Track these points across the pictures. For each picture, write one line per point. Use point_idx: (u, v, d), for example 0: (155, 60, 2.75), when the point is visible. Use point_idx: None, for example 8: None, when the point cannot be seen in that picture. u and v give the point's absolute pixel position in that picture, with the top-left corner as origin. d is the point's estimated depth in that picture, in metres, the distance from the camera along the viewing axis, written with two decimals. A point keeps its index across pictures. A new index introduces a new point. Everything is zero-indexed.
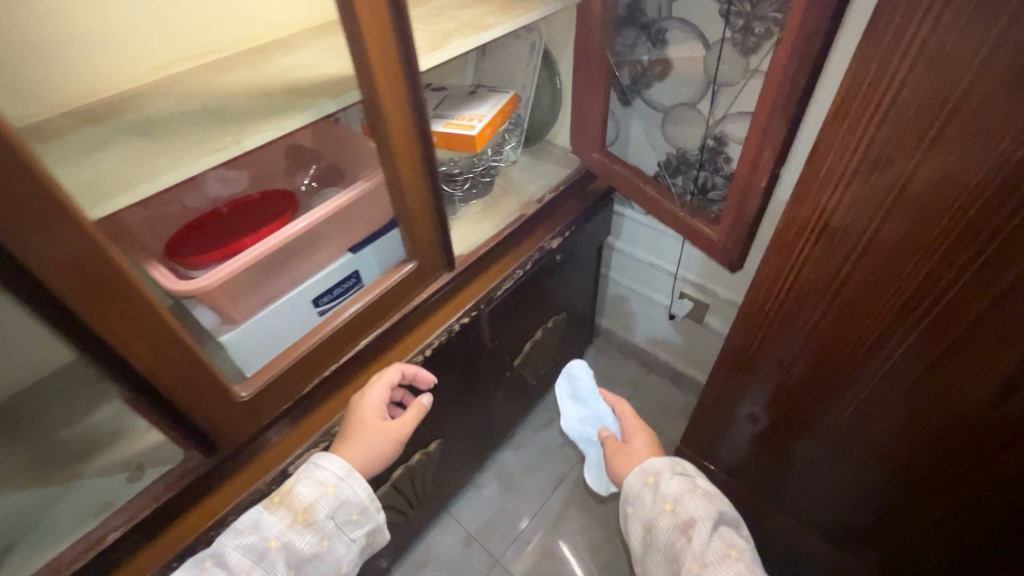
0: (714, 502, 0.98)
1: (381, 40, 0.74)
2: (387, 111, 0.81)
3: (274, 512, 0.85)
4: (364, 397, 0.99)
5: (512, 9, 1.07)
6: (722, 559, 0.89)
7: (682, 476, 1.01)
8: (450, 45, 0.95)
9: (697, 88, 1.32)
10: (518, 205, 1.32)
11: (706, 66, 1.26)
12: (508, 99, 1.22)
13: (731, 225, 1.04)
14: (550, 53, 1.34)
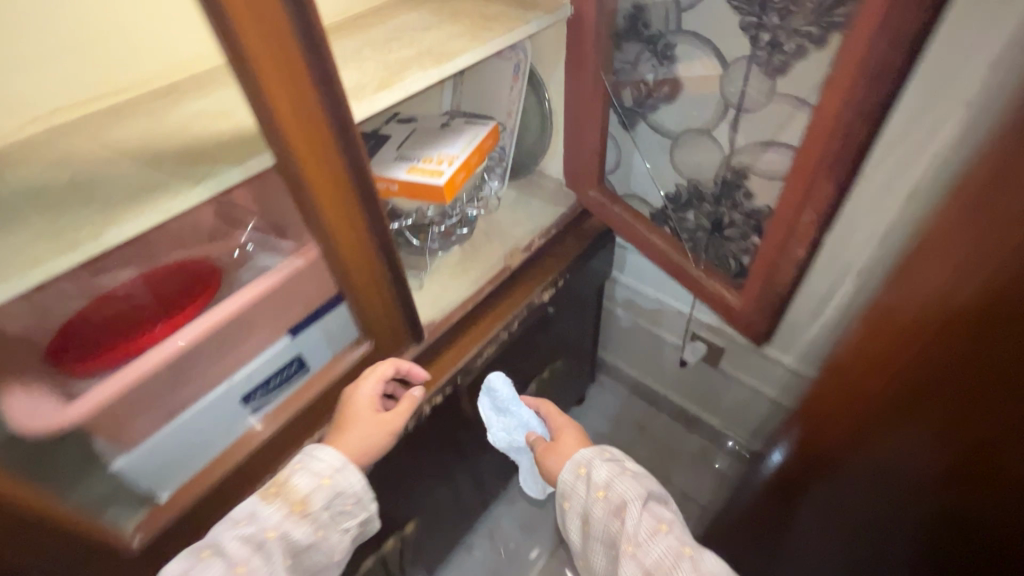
0: (646, 481, 0.86)
1: (294, 89, 0.56)
2: (312, 177, 0.63)
3: (271, 503, 0.74)
4: (354, 389, 0.85)
5: (486, 29, 0.88)
6: (658, 540, 0.76)
7: (609, 458, 0.89)
8: (404, 80, 0.75)
9: (712, 113, 1.11)
10: (502, 254, 1.12)
11: (723, 87, 1.06)
12: (487, 133, 1.03)
13: (759, 293, 0.83)
14: (539, 75, 1.14)
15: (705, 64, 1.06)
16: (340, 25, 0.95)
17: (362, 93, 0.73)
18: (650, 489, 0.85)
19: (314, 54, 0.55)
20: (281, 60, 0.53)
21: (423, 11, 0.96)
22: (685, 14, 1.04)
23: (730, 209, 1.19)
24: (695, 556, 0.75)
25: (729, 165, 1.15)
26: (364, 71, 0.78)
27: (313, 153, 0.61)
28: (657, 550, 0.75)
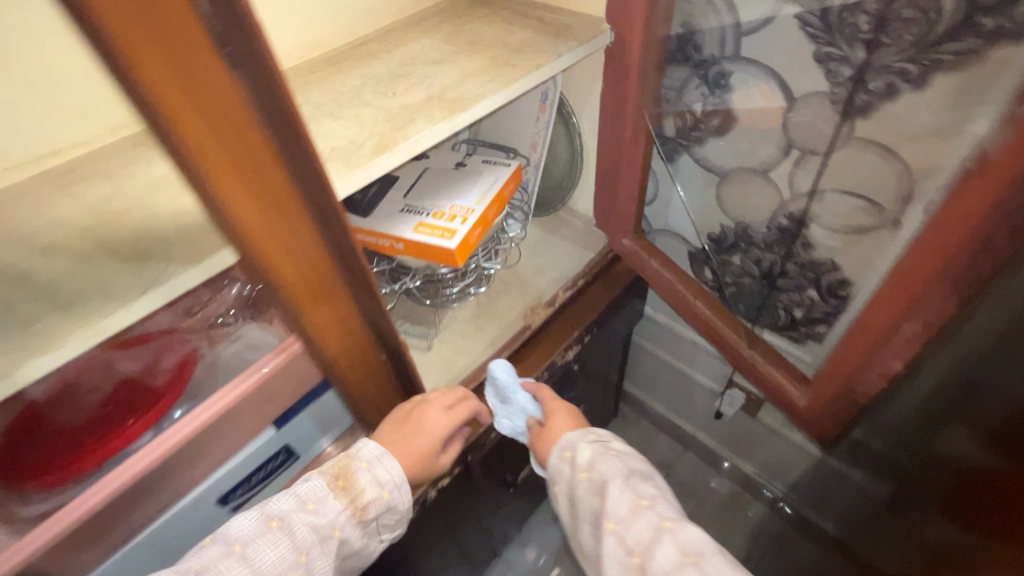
0: (634, 456, 0.76)
1: (255, 181, 0.43)
2: (284, 276, 0.50)
3: (339, 497, 0.69)
4: (438, 411, 0.80)
5: (508, 65, 0.74)
6: (640, 515, 0.66)
7: (592, 436, 0.79)
8: (406, 138, 0.62)
9: (770, 154, 0.95)
10: (521, 310, 0.99)
11: (786, 126, 0.89)
12: (507, 179, 0.89)
13: (829, 397, 0.71)
14: (569, 105, 0.99)
15: (765, 99, 0.89)
16: (340, 56, 0.82)
17: (355, 158, 0.60)
18: (638, 465, 0.74)
19: (282, 135, 0.42)
20: (235, 150, 0.40)
21: (436, 39, 0.82)
22: (745, 38, 0.87)
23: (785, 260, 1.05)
24: (683, 532, 0.63)
25: (788, 212, 0.99)
26: (361, 124, 0.65)
27: (288, 249, 0.49)
28: (638, 528, 0.65)
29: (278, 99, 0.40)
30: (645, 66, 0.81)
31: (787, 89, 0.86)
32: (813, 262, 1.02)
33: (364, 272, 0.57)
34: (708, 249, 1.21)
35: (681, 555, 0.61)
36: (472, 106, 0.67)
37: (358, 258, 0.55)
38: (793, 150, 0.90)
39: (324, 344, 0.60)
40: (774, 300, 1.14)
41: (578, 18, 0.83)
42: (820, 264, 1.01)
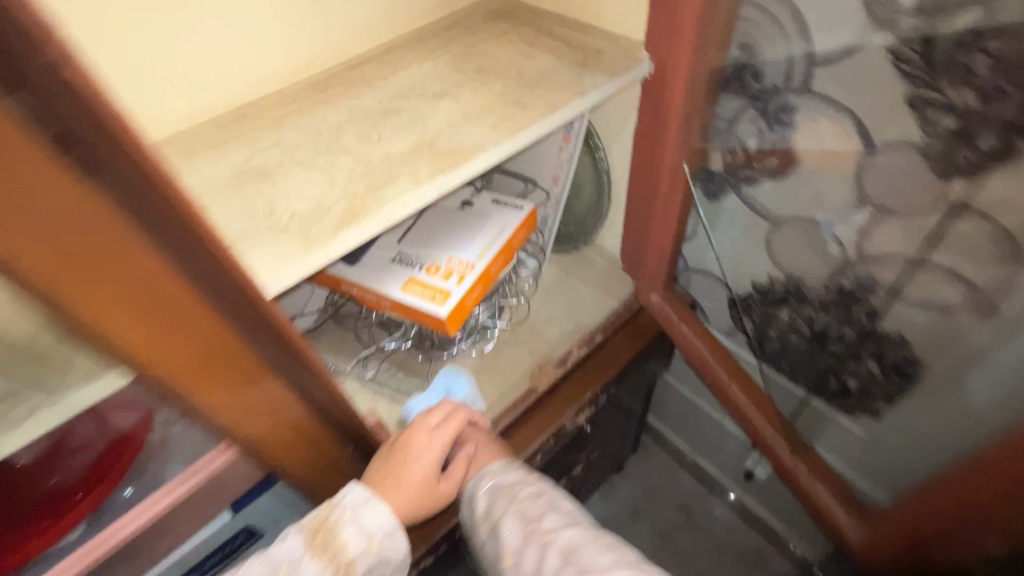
0: (523, 483, 0.71)
1: (170, 322, 0.36)
2: (218, 403, 0.43)
3: (314, 558, 0.55)
4: (424, 433, 0.69)
5: (519, 103, 0.61)
6: (539, 551, 0.65)
7: (485, 480, 0.72)
8: (380, 205, 0.51)
9: (838, 207, 0.78)
10: (528, 368, 0.87)
11: (856, 180, 0.74)
12: (518, 226, 0.77)
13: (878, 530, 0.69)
14: (596, 136, 0.85)
15: (836, 142, 0.73)
16: (329, 81, 0.71)
17: (315, 231, 0.49)
18: (526, 493, 0.70)
19: (193, 268, 0.34)
20: (134, 298, 0.33)
21: (440, 63, 0.70)
22: (817, 69, 0.70)
23: (841, 321, 0.90)
24: (579, 555, 0.63)
25: (848, 273, 0.83)
26: (332, 180, 0.54)
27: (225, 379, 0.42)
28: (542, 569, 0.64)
29: (174, 226, 0.31)
30: (692, 96, 0.67)
31: (866, 135, 0.69)
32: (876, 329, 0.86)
33: (325, 377, 0.49)
34: (753, 299, 1.03)
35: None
36: (467, 161, 0.55)
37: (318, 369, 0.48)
38: (867, 206, 0.74)
39: (278, 450, 0.53)
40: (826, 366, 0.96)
41: (612, 41, 0.70)
42: (888, 338, 0.84)
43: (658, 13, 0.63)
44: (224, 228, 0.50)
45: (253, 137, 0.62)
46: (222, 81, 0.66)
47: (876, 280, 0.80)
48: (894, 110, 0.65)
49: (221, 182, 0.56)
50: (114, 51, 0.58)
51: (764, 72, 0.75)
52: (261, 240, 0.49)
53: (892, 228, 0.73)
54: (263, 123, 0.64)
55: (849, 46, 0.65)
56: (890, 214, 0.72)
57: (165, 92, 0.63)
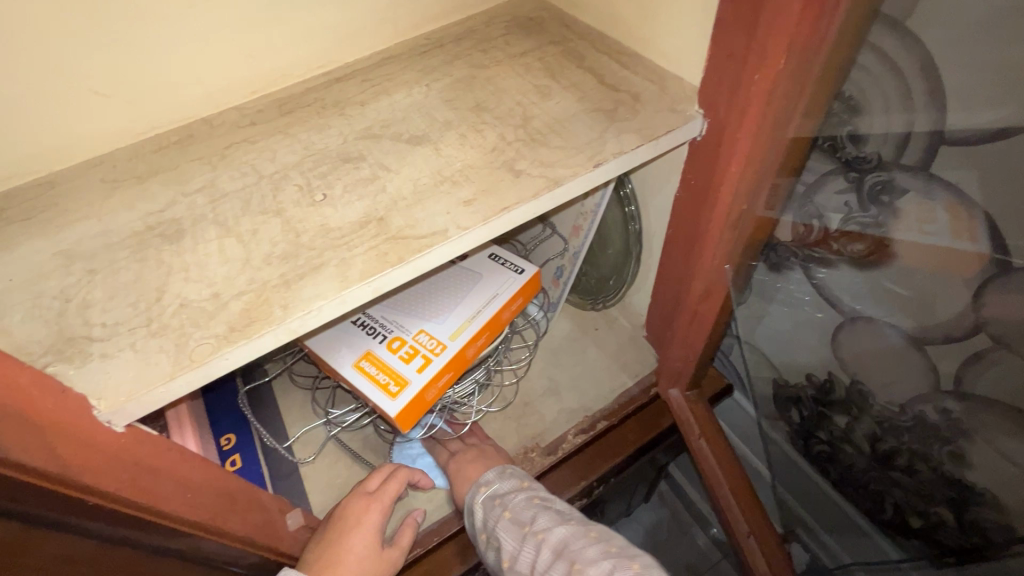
0: (513, 489, 0.59)
1: None
2: None
3: None
4: (362, 499, 0.58)
5: (510, 169, 0.46)
6: (535, 555, 0.53)
7: (478, 489, 0.61)
8: (285, 312, 0.38)
9: (942, 328, 0.58)
10: (511, 451, 0.71)
11: (981, 299, 0.53)
12: (511, 296, 0.63)
13: None
14: (628, 183, 0.66)
15: (952, 243, 0.53)
16: (300, 100, 0.58)
17: (195, 342, 0.37)
18: (518, 499, 0.58)
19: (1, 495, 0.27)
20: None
21: (432, 91, 0.55)
22: (943, 149, 0.50)
23: (919, 459, 0.67)
24: (575, 558, 0.51)
25: (941, 405, 0.62)
26: (246, 258, 0.42)
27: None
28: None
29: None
30: (771, 157, 0.44)
31: (996, 240, 0.49)
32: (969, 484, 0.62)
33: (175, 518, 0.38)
34: (805, 394, 0.79)
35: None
36: (417, 255, 0.40)
37: (231, 531, 0.44)
38: (982, 334, 0.54)
39: None
40: (886, 497, 0.74)
41: (659, 84, 0.52)
42: (979, 496, 0.62)
43: (721, 64, 0.44)
44: (95, 318, 0.39)
45: (186, 172, 0.51)
46: (170, 95, 0.54)
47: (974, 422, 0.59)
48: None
49: (124, 239, 0.45)
50: (14, 59, 0.45)
51: (866, 137, 0.55)
52: (129, 346, 0.37)
53: (1014, 371, 0.53)
54: (204, 153, 0.53)
55: (1002, 130, 0.45)
56: (1013, 354, 0.52)
57: (94, 106, 0.51)
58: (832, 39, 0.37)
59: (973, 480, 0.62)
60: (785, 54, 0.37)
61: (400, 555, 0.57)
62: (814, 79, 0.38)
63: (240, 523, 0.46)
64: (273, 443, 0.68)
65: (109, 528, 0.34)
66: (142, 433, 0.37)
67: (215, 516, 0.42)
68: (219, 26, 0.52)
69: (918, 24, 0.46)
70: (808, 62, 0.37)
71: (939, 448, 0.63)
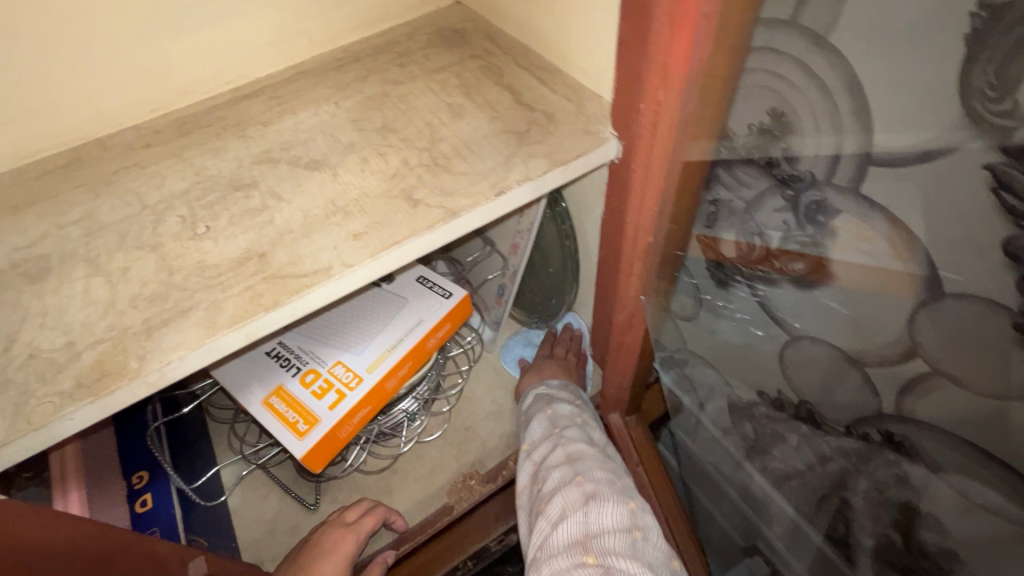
0: (564, 399, 0.65)
1: None
2: None
3: None
4: (339, 530, 0.60)
5: (408, 199, 0.43)
6: (551, 451, 0.57)
7: (539, 386, 0.67)
8: (142, 364, 0.35)
9: (884, 349, 0.51)
10: (449, 479, 0.69)
11: (922, 323, 0.46)
12: (437, 323, 0.59)
13: None
14: (563, 204, 0.64)
15: (887, 264, 0.46)
16: (201, 120, 0.54)
17: (35, 402, 0.33)
18: (563, 409, 0.63)
19: None
20: None
21: (340, 110, 0.52)
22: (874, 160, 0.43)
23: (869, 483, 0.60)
24: (581, 468, 0.54)
25: (884, 428, 0.56)
26: (110, 301, 0.38)
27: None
28: (544, 470, 0.56)
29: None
30: (670, 187, 0.44)
31: (929, 260, 0.43)
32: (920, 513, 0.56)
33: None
34: (755, 412, 0.72)
35: (572, 493, 0.51)
36: (295, 297, 0.37)
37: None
38: (917, 359, 0.49)
39: None
40: (833, 516, 0.66)
41: (576, 103, 0.49)
42: (924, 520, 0.56)
43: (624, 90, 0.43)
44: None
45: (65, 201, 0.47)
46: (52, 118, 0.50)
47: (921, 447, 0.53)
48: (980, 251, 0.40)
49: None
50: None
51: (798, 156, 0.48)
52: None
53: (952, 399, 0.48)
54: (90, 179, 0.49)
55: (925, 153, 0.40)
56: (950, 381, 0.47)
57: None
58: (710, 71, 0.36)
59: (916, 501, 0.56)
60: (661, 84, 0.38)
61: None
62: (694, 111, 0.38)
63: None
64: (186, 485, 0.64)
65: None
66: None
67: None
68: (101, 44, 0.48)
69: (843, 42, 0.40)
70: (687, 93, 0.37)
71: (883, 470, 0.58)
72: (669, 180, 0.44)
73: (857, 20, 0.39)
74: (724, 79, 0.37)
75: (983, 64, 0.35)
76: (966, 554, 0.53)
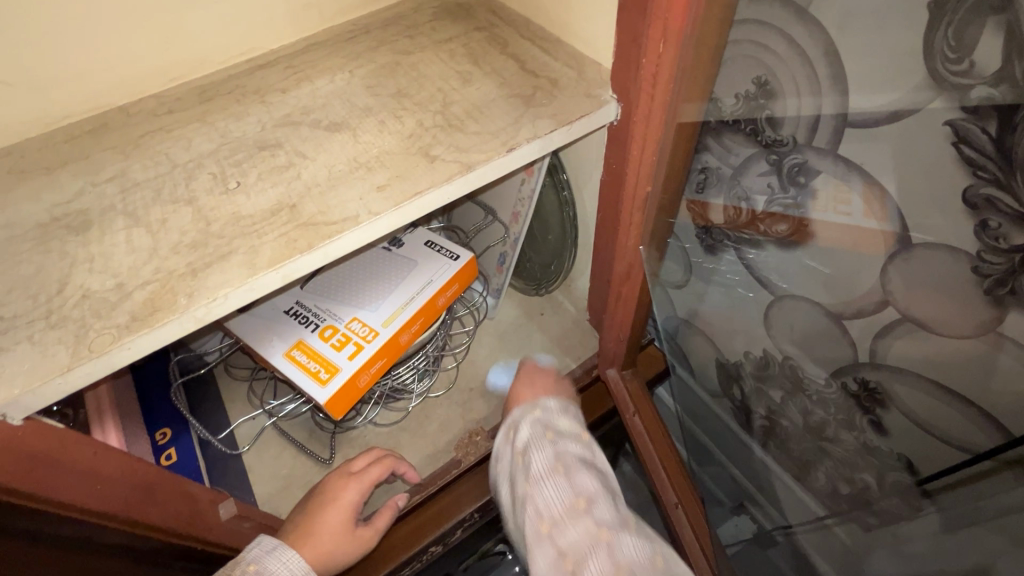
0: (569, 434, 0.54)
1: None
2: None
3: None
4: (344, 477, 0.60)
5: (425, 155, 0.46)
6: (586, 543, 0.46)
7: (534, 411, 0.56)
8: (190, 301, 0.38)
9: (857, 303, 0.54)
10: (456, 436, 0.72)
11: (893, 276, 0.49)
12: (446, 282, 0.63)
13: None
14: (560, 170, 0.68)
15: (862, 223, 0.49)
16: (221, 87, 0.56)
17: (95, 333, 0.37)
18: (571, 446, 0.53)
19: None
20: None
21: (355, 78, 0.55)
22: (850, 119, 0.46)
23: (849, 432, 0.64)
24: (617, 543, 0.46)
25: (861, 377, 0.59)
26: (153, 248, 0.41)
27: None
28: (564, 544, 0.46)
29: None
30: (668, 141, 0.48)
31: (901, 216, 0.46)
32: (897, 457, 0.60)
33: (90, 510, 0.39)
34: (742, 371, 0.76)
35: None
36: (326, 241, 0.41)
37: (148, 522, 0.44)
38: (890, 308, 0.51)
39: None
40: (817, 466, 0.70)
41: (577, 69, 0.53)
42: (898, 462, 0.60)
43: (625, 50, 0.46)
44: None
45: (99, 162, 0.49)
46: (78, 85, 0.52)
47: (896, 394, 0.56)
48: (942, 208, 0.43)
49: (28, 232, 0.44)
50: None
51: (782, 120, 0.51)
52: (26, 339, 0.37)
53: (920, 345, 0.51)
54: (118, 142, 0.51)
55: (895, 113, 0.43)
56: (918, 325, 0.50)
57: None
58: (702, 28, 0.39)
59: (890, 446, 0.60)
60: (660, 40, 0.41)
61: (377, 537, 0.59)
62: (690, 66, 0.41)
63: (161, 513, 0.46)
64: (210, 437, 0.67)
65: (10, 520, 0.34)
66: (46, 426, 0.37)
67: (132, 507, 0.43)
68: (127, 12, 0.50)
69: (820, 12, 0.44)
70: (681, 47, 0.40)
71: (860, 418, 0.61)
72: (664, 134, 0.47)
73: None
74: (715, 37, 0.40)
75: (943, 28, 0.37)
76: (936, 490, 0.57)
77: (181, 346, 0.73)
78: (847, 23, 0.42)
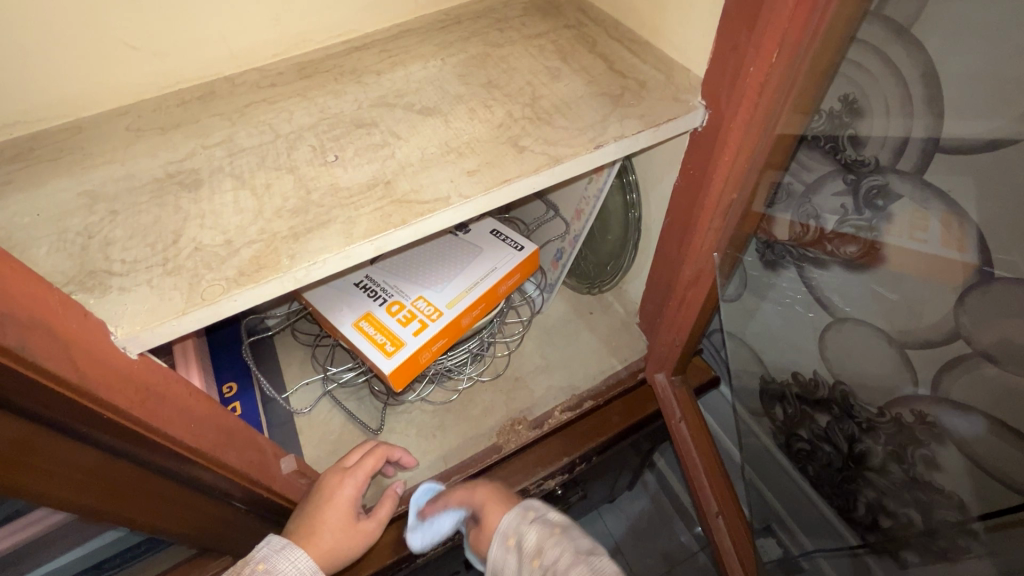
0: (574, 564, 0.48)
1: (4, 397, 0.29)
2: (50, 454, 0.34)
3: None
4: (338, 474, 0.60)
5: (514, 145, 0.48)
6: None
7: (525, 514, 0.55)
8: (292, 262, 0.41)
9: (925, 334, 0.53)
10: (498, 422, 0.73)
11: (967, 306, 0.48)
12: (509, 271, 0.65)
13: None
14: (629, 173, 0.68)
15: (939, 251, 0.48)
16: (320, 66, 0.59)
17: (207, 283, 0.40)
18: (583, 540, 0.52)
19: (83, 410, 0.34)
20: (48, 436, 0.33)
21: (447, 66, 0.57)
22: (944, 143, 0.45)
23: (902, 465, 0.60)
24: None
25: (918, 409, 0.57)
26: (258, 210, 0.44)
27: (141, 499, 0.43)
28: None
29: (21, 381, 0.29)
30: (761, 149, 0.47)
31: (985, 246, 0.45)
32: (950, 493, 0.56)
33: (193, 445, 0.42)
34: (788, 392, 0.73)
35: None
36: (418, 219, 0.43)
37: (229, 466, 0.47)
38: (960, 341, 0.50)
39: (177, 518, 0.47)
40: (856, 496, 0.67)
41: (666, 74, 0.54)
42: (946, 499, 0.57)
43: (722, 58, 0.47)
44: (116, 255, 0.42)
45: (207, 127, 0.53)
46: (195, 54, 0.56)
47: (954, 429, 0.54)
48: None
49: (145, 185, 0.48)
50: (46, 6, 0.47)
51: (866, 140, 0.50)
52: (145, 282, 0.40)
53: (988, 381, 0.49)
54: (225, 110, 0.55)
55: (992, 141, 0.42)
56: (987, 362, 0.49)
57: (126, 58, 0.53)
58: (811, 43, 0.39)
59: (942, 483, 0.56)
60: (772, 51, 0.41)
61: (380, 528, 0.59)
62: (799, 76, 0.41)
63: (239, 458, 0.49)
64: (273, 394, 0.72)
65: (139, 447, 0.38)
66: (152, 364, 0.41)
67: (217, 448, 0.46)
68: None
69: (923, 33, 0.43)
70: (797, 58, 0.40)
71: (912, 451, 0.59)
72: (763, 143, 0.47)
73: (942, 14, 0.41)
74: (819, 49, 0.41)
75: None
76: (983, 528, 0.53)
77: (251, 310, 0.78)
78: (952, 45, 0.41)
